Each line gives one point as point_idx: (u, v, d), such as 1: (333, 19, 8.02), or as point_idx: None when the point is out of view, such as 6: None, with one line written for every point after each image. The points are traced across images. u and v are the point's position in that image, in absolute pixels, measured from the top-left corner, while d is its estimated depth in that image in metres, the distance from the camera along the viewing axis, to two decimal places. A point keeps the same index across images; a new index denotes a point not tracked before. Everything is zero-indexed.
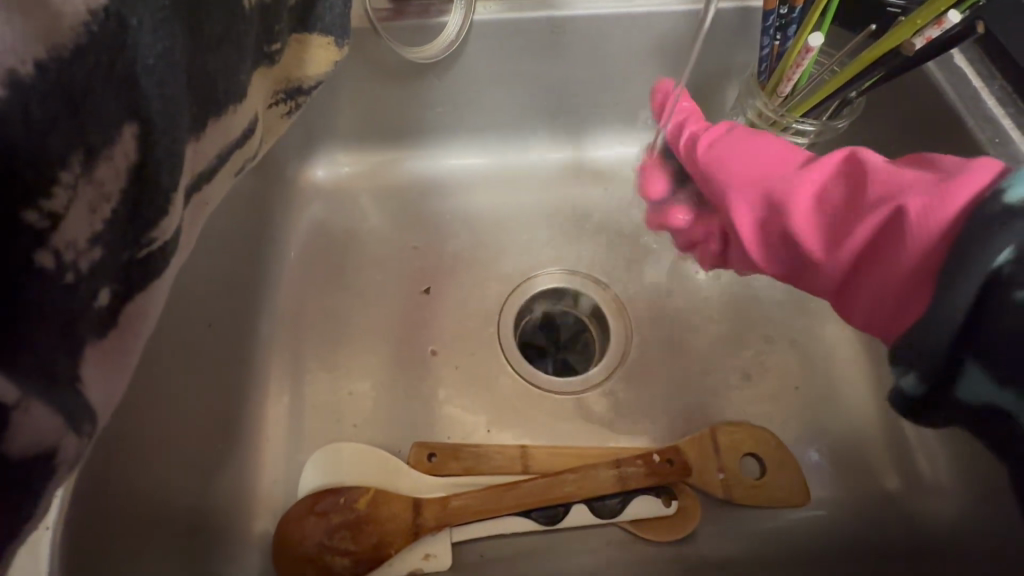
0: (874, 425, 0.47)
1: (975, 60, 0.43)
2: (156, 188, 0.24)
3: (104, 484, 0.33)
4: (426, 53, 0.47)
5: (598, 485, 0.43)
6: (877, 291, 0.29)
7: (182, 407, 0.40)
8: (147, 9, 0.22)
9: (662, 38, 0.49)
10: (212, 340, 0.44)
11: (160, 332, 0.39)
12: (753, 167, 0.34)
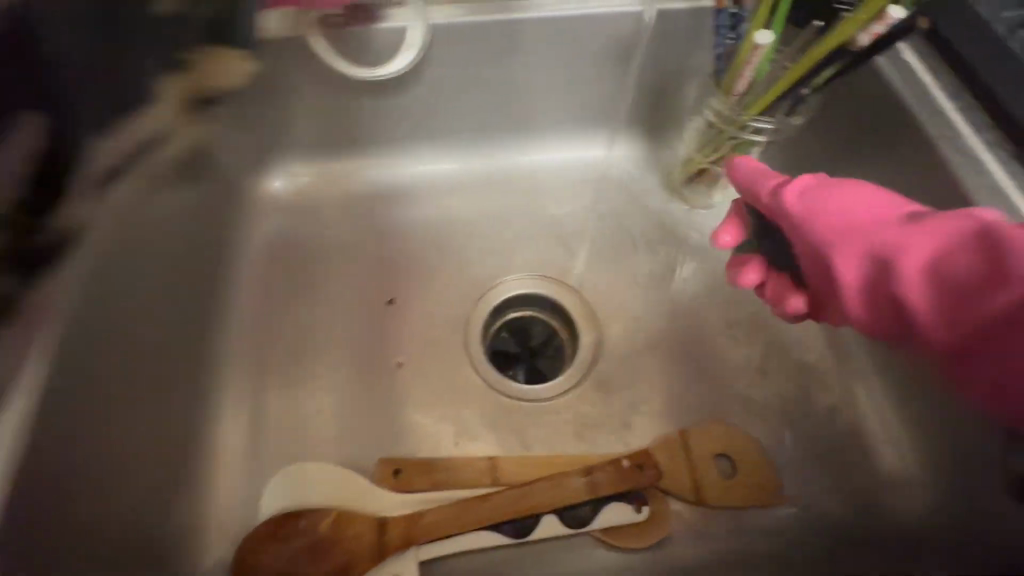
0: (844, 420, 0.47)
1: (923, 56, 0.43)
2: (64, 173, 0.32)
3: (39, 520, 0.32)
4: (380, 72, 0.47)
5: (569, 494, 0.42)
6: (999, 362, 0.30)
7: (133, 432, 0.39)
8: (58, 27, 0.32)
9: (617, 39, 0.49)
10: (162, 363, 0.43)
11: (105, 357, 0.38)
12: (852, 225, 0.35)
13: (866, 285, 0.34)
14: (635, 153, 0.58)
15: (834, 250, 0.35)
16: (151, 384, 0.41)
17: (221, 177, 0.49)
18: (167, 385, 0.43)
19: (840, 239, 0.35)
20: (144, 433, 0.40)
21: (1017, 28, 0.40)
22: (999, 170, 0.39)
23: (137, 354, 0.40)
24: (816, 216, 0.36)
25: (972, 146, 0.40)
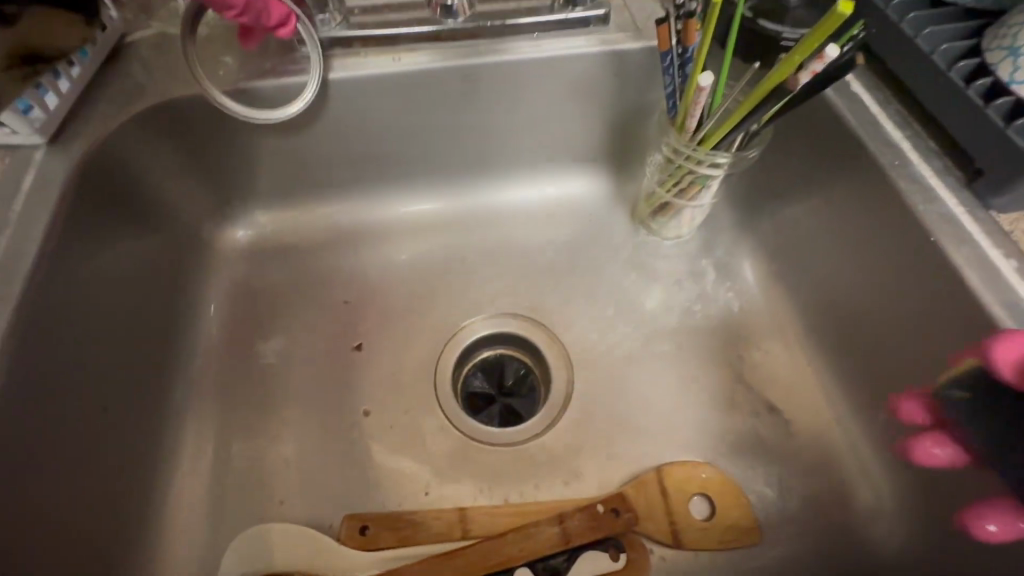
0: (820, 450, 0.46)
1: (871, 87, 0.44)
2: None
3: None
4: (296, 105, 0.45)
5: (540, 545, 0.40)
6: None
7: (83, 491, 0.38)
8: None
9: (573, 79, 0.50)
10: (117, 419, 0.41)
11: (51, 417, 0.36)
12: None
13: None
14: (601, 187, 0.58)
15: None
16: (102, 439, 0.40)
17: (171, 226, 0.49)
18: (122, 439, 0.41)
19: None
20: (94, 491, 0.38)
21: (959, 58, 0.39)
22: (949, 199, 0.39)
23: (88, 407, 0.39)
24: None
25: (923, 175, 0.40)
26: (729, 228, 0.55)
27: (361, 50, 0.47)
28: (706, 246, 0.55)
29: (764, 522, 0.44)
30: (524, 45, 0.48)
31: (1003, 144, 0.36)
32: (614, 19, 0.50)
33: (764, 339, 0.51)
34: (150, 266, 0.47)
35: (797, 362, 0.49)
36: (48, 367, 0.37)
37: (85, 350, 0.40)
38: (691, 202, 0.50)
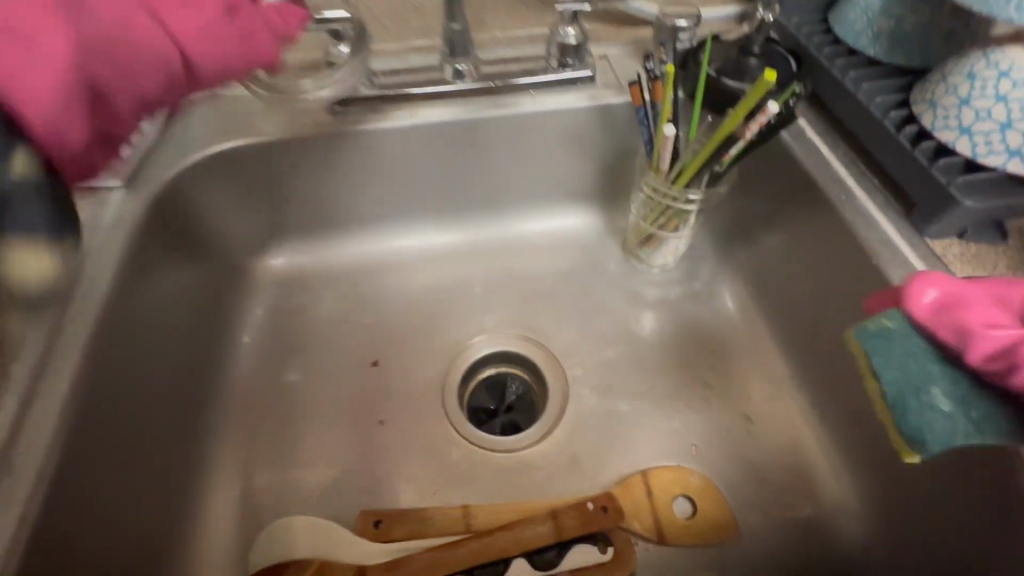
0: (793, 457, 0.50)
1: (822, 134, 0.51)
2: None
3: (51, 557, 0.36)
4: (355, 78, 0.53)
5: (536, 537, 0.44)
6: None
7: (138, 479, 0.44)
8: None
9: (566, 129, 0.58)
10: (167, 419, 0.48)
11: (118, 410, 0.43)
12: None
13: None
14: (594, 221, 0.65)
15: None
16: (152, 439, 0.46)
17: (217, 255, 0.57)
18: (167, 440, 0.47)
19: None
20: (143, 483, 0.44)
21: (893, 108, 0.46)
22: (889, 228, 0.45)
23: (144, 409, 0.45)
24: None
25: (868, 208, 0.46)
26: (710, 257, 0.61)
27: (383, 108, 0.55)
28: (689, 274, 0.61)
29: (742, 522, 0.48)
30: (523, 101, 0.56)
31: (929, 181, 0.42)
32: (600, 78, 0.58)
33: (742, 355, 0.56)
34: (197, 291, 0.54)
35: (773, 376, 0.54)
36: (119, 367, 0.43)
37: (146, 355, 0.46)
38: (673, 234, 0.56)
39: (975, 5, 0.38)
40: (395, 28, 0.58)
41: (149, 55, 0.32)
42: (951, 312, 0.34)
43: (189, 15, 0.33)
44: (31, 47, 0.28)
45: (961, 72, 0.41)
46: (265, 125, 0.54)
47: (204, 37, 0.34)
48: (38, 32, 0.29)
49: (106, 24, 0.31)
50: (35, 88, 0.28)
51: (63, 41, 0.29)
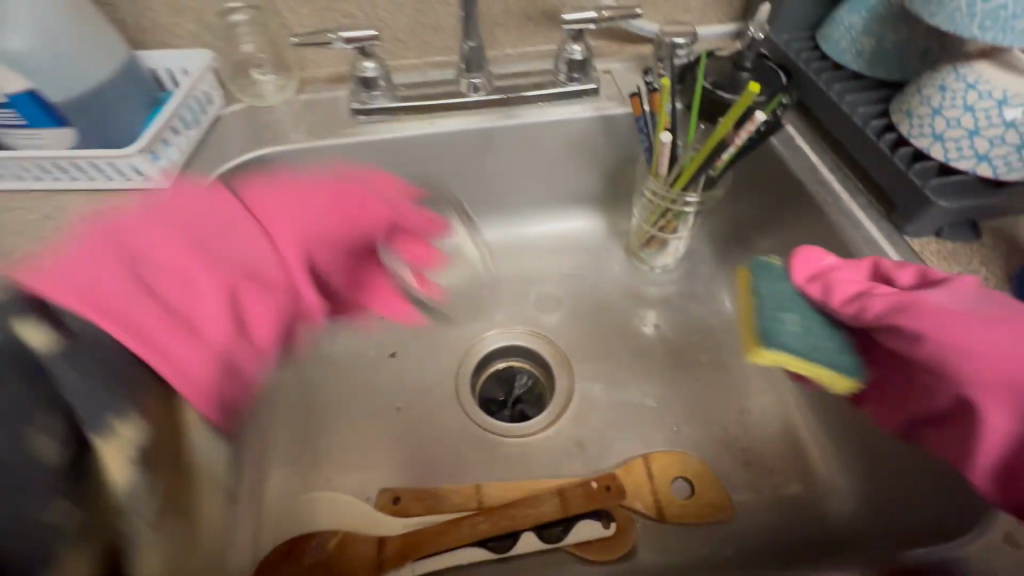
0: (785, 443, 0.53)
1: (810, 141, 0.55)
2: None
3: None
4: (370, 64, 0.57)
5: (545, 513, 0.48)
6: None
7: None
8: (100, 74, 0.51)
9: (573, 138, 0.62)
10: None
11: None
12: (1000, 375, 0.33)
13: (1011, 440, 0.34)
14: (598, 225, 0.69)
15: (980, 400, 0.34)
16: None
17: None
18: None
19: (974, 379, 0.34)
20: None
21: (873, 118, 0.50)
22: (870, 226, 0.48)
23: None
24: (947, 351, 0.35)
25: (852, 208, 0.50)
26: (708, 259, 0.65)
27: (403, 117, 0.60)
28: (689, 274, 0.65)
29: (738, 502, 0.50)
30: (532, 112, 0.61)
31: (906, 183, 0.46)
32: (604, 91, 0.62)
33: (737, 349, 0.59)
34: None
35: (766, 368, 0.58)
36: None
37: None
38: (673, 235, 0.60)
39: (942, 24, 0.42)
40: (415, 46, 0.63)
41: (251, 260, 0.42)
42: (813, 267, 0.41)
43: (298, 232, 0.46)
44: (154, 282, 0.37)
45: (934, 84, 0.45)
46: (296, 134, 0.59)
47: (297, 240, 0.46)
48: (197, 278, 0.38)
49: (204, 257, 0.39)
50: (165, 296, 0.37)
51: (192, 263, 0.38)
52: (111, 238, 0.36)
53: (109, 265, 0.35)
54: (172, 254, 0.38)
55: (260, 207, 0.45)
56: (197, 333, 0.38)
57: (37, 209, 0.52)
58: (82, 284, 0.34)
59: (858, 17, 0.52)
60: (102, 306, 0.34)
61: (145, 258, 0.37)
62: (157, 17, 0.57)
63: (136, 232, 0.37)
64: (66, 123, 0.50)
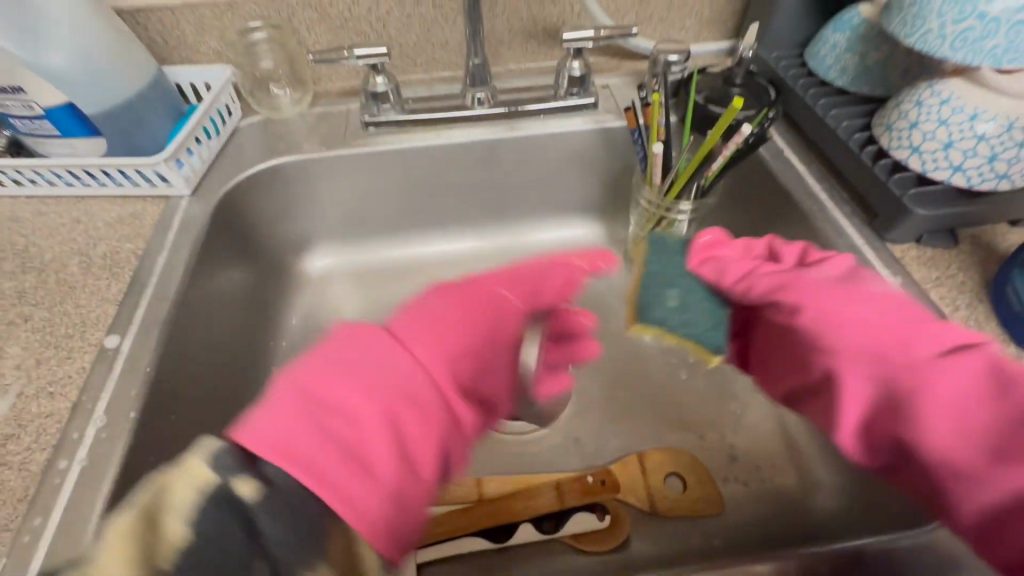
0: (776, 441, 0.55)
1: (799, 153, 0.58)
2: None
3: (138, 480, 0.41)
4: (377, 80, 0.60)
5: (542, 505, 0.50)
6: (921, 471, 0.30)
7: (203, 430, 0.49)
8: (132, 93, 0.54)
9: (572, 149, 0.66)
10: (224, 384, 0.54)
11: (188, 371, 0.49)
12: (862, 339, 0.35)
13: (869, 401, 0.34)
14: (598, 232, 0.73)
15: (845, 363, 0.35)
16: (211, 401, 0.51)
17: (268, 258, 0.65)
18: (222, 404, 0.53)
19: (842, 344, 0.35)
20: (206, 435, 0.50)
21: (856, 131, 0.53)
22: (853, 232, 0.51)
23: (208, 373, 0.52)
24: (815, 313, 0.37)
25: (836, 215, 0.52)
26: None
27: (412, 129, 0.63)
28: None
29: (729, 496, 0.53)
30: (533, 125, 0.64)
31: (886, 192, 0.48)
32: (602, 105, 0.66)
33: None
34: (248, 286, 0.62)
35: None
36: (190, 333, 0.50)
37: (210, 330, 0.53)
38: None
39: (916, 45, 0.45)
40: (423, 62, 0.67)
41: (417, 374, 0.31)
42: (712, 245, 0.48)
43: (453, 334, 0.34)
44: (334, 412, 0.28)
45: (911, 100, 0.47)
46: (310, 144, 0.63)
47: (455, 347, 0.33)
48: (338, 398, 0.28)
49: (378, 362, 0.30)
50: (344, 437, 0.27)
51: (358, 395, 0.28)
52: (291, 370, 0.29)
53: (283, 396, 0.27)
54: (345, 385, 0.29)
55: (407, 315, 0.35)
56: (368, 469, 0.27)
57: (68, 213, 0.56)
58: (258, 423, 0.26)
59: (842, 37, 0.55)
60: (286, 449, 0.25)
61: (323, 394, 0.28)
62: (183, 35, 0.61)
63: (304, 363, 0.29)
64: (99, 133, 0.54)
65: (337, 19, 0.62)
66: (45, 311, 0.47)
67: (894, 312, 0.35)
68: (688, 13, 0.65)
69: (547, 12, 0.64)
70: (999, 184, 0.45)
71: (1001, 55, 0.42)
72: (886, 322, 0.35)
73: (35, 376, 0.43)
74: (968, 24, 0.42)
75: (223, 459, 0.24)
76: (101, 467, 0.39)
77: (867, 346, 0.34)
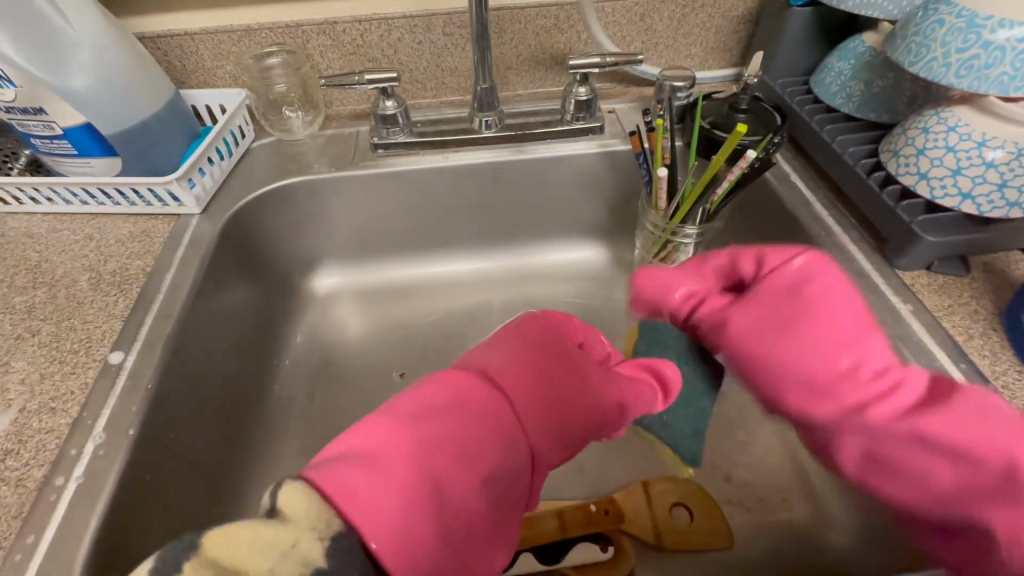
0: (784, 471, 0.54)
1: (806, 179, 0.58)
2: None
3: (133, 497, 0.40)
4: (387, 104, 0.61)
5: (544, 533, 0.49)
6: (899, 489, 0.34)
7: (200, 449, 0.49)
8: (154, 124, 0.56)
9: (577, 172, 0.66)
10: (224, 403, 0.53)
11: (191, 389, 0.49)
12: (800, 386, 0.35)
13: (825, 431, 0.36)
14: (603, 256, 0.73)
15: (795, 406, 0.36)
16: (212, 418, 0.51)
17: (276, 276, 0.66)
18: (222, 422, 0.52)
19: (784, 390, 0.36)
20: (204, 455, 0.49)
21: (863, 157, 0.53)
22: (861, 258, 0.50)
23: (210, 390, 0.52)
24: (752, 362, 0.37)
25: (843, 241, 0.52)
26: None
27: (420, 151, 0.64)
28: None
29: (736, 528, 0.51)
30: (539, 148, 0.64)
31: (894, 218, 0.48)
32: (609, 129, 0.66)
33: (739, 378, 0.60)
34: (255, 304, 0.62)
35: None
36: (195, 351, 0.50)
37: (216, 347, 0.54)
38: (674, 265, 0.62)
39: (920, 72, 0.45)
40: (432, 86, 0.69)
41: (522, 473, 0.31)
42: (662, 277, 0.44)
43: (554, 423, 0.34)
44: (452, 511, 0.27)
45: (918, 126, 0.47)
46: (320, 165, 0.64)
47: (554, 437, 0.34)
48: (453, 492, 0.28)
49: (497, 456, 0.30)
50: (458, 539, 0.27)
51: (469, 484, 0.28)
52: (411, 451, 0.28)
53: (397, 488, 0.26)
54: (464, 480, 0.28)
55: (505, 381, 0.34)
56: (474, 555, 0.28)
57: (81, 229, 0.57)
58: (372, 517, 0.25)
59: (847, 64, 0.56)
60: (406, 553, 0.25)
61: (441, 487, 0.27)
62: (202, 60, 0.63)
63: (419, 445, 0.28)
64: (115, 153, 0.55)
65: (350, 45, 0.63)
66: (53, 325, 0.48)
67: (840, 329, 0.34)
68: (695, 40, 0.66)
69: (555, 39, 0.65)
70: (1011, 212, 0.44)
71: (1008, 82, 0.41)
72: (827, 345, 0.34)
73: (39, 391, 0.43)
74: (972, 52, 0.42)
75: (341, 552, 0.24)
76: (96, 485, 0.38)
77: (811, 391, 0.35)
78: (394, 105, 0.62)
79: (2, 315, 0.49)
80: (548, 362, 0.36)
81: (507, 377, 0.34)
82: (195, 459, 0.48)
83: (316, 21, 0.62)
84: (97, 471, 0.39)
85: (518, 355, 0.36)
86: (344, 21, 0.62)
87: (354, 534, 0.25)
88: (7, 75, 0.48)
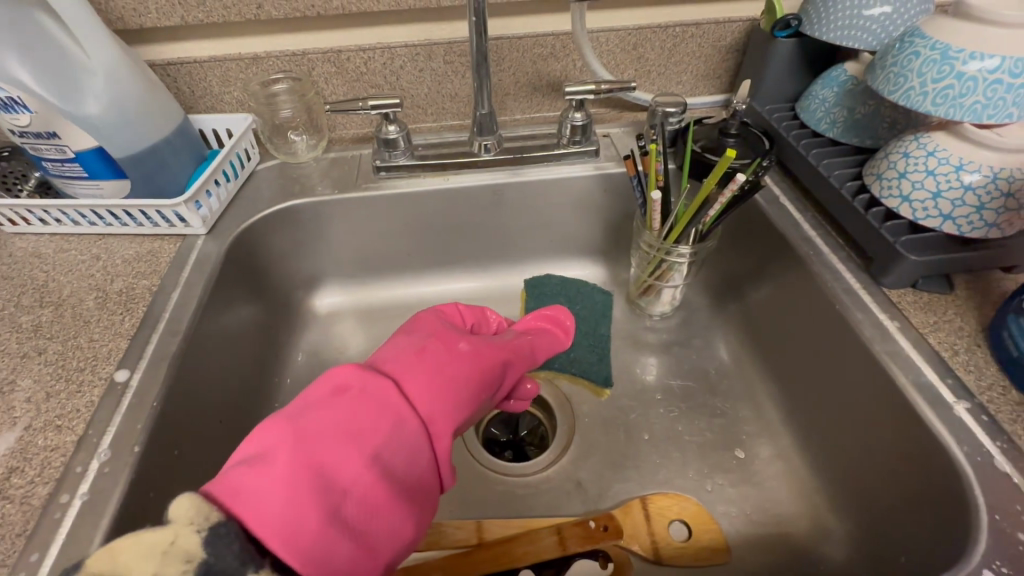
0: (780, 486, 0.54)
1: (794, 201, 0.60)
2: None
3: (135, 514, 0.40)
4: (389, 128, 0.63)
5: (544, 549, 0.49)
6: None
7: (202, 465, 0.49)
8: (164, 148, 0.58)
9: (574, 194, 0.68)
10: (226, 419, 0.54)
11: (195, 406, 0.50)
12: None
13: None
14: (598, 274, 0.75)
15: None
16: (214, 436, 0.51)
17: (280, 294, 0.67)
18: (224, 439, 0.53)
19: None
20: (204, 471, 0.49)
21: (848, 180, 0.55)
22: (847, 277, 0.52)
23: (213, 408, 0.52)
24: None
25: (831, 260, 0.54)
26: (703, 308, 0.70)
27: (420, 174, 0.66)
28: (686, 322, 0.69)
29: (731, 542, 0.52)
30: (535, 171, 0.66)
31: (878, 239, 0.50)
32: (604, 152, 0.69)
33: (734, 394, 0.62)
34: (258, 321, 0.63)
35: (762, 413, 0.59)
36: (199, 370, 0.51)
37: (219, 364, 0.54)
38: (668, 283, 0.64)
39: (900, 101, 0.47)
40: (433, 111, 0.71)
41: (414, 449, 0.32)
42: None
43: (451, 400, 0.36)
44: (338, 491, 0.29)
45: (899, 151, 0.49)
46: (323, 188, 0.66)
47: (449, 411, 0.35)
48: (338, 468, 0.30)
49: (383, 434, 0.31)
50: (346, 516, 0.29)
51: (358, 461, 0.30)
52: (291, 441, 0.30)
53: (283, 471, 0.28)
54: (350, 458, 0.30)
55: (398, 368, 0.36)
56: (358, 529, 0.29)
57: (88, 249, 0.58)
58: (256, 502, 0.27)
59: (831, 92, 0.59)
60: (291, 534, 0.27)
61: (328, 466, 0.29)
62: (209, 87, 0.65)
63: (309, 432, 0.30)
64: (124, 175, 0.57)
65: (354, 72, 0.66)
66: (60, 344, 0.49)
67: None
68: (685, 69, 0.69)
69: (551, 67, 0.68)
70: (990, 233, 0.46)
71: (981, 110, 0.44)
72: None
73: (45, 409, 0.44)
74: (947, 82, 0.44)
75: (218, 540, 0.25)
76: (101, 502, 0.39)
77: None
78: (396, 130, 0.63)
79: (10, 334, 0.50)
80: (435, 348, 0.39)
81: (396, 366, 0.36)
82: (198, 478, 0.48)
83: (321, 50, 0.64)
84: (100, 488, 0.39)
85: (408, 346, 0.39)
86: (349, 49, 0.64)
87: (236, 522, 0.26)
88: (24, 103, 0.49)
